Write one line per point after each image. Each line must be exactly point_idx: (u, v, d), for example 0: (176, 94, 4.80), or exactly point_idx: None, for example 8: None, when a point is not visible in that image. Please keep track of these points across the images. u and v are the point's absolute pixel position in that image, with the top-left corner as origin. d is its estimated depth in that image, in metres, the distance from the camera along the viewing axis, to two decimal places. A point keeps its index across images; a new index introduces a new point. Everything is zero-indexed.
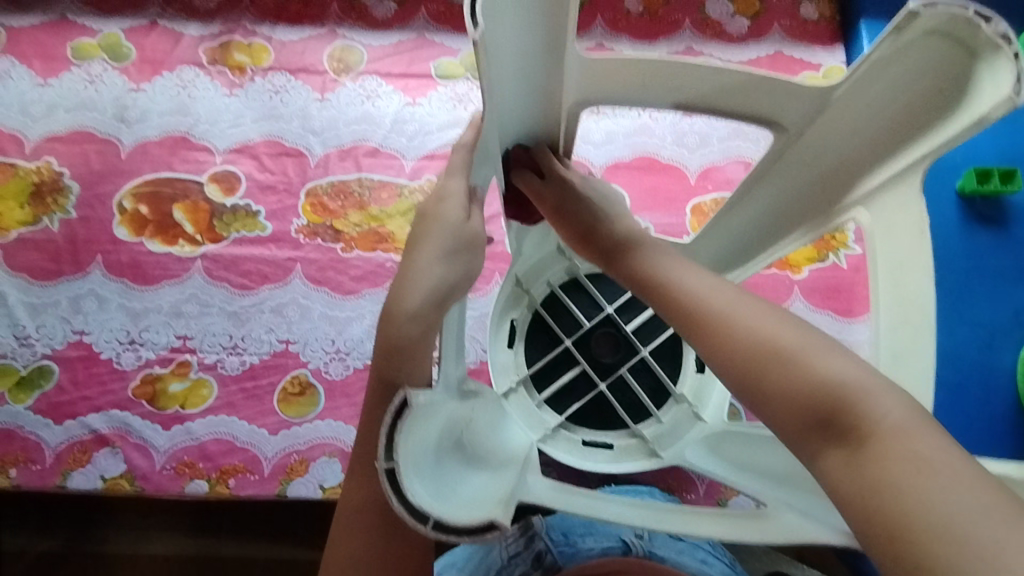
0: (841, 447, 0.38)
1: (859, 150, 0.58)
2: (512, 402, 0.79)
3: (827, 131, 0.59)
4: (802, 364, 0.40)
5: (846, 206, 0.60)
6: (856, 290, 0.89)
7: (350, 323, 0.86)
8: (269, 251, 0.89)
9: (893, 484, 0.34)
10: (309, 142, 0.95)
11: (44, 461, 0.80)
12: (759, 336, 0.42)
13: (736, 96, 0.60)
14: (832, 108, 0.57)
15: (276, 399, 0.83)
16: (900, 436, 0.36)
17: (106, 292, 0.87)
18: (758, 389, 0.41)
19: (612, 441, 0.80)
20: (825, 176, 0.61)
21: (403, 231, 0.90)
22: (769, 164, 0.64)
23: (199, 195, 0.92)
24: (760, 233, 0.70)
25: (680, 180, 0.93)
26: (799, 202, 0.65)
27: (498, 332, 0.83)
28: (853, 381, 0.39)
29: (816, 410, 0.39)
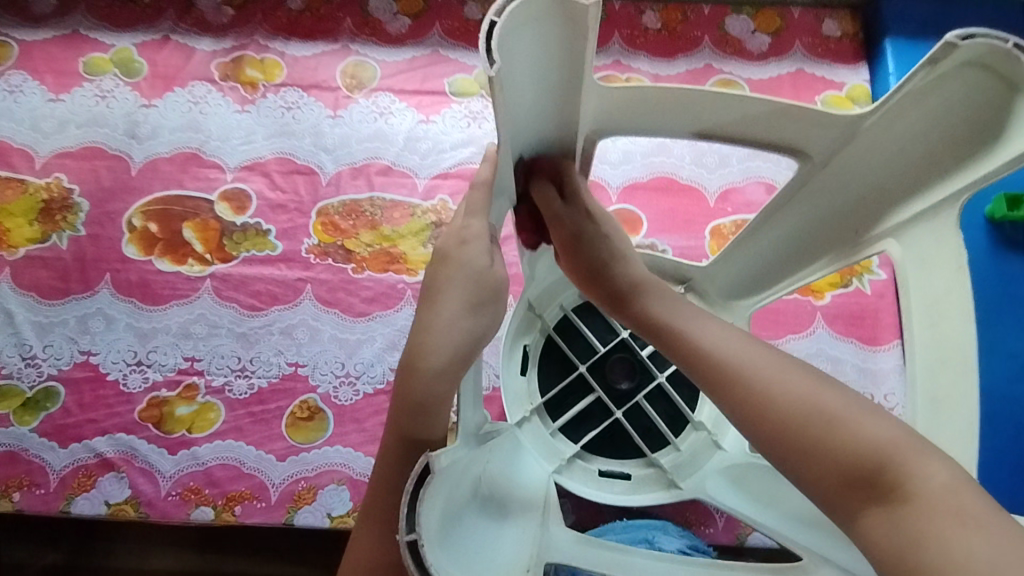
0: (880, 506, 0.37)
1: (890, 180, 0.53)
2: (525, 432, 0.75)
3: (855, 158, 0.54)
4: (837, 424, 0.40)
5: (873, 237, 0.55)
6: (880, 317, 0.86)
7: (360, 346, 0.85)
8: (279, 271, 0.88)
9: (940, 540, 0.34)
10: (320, 159, 0.93)
11: (48, 485, 0.79)
12: (795, 395, 0.42)
13: (758, 125, 0.55)
14: (862, 134, 0.52)
15: (284, 424, 0.81)
16: (943, 492, 0.36)
17: (114, 312, 0.86)
18: (795, 448, 0.41)
19: (629, 471, 0.77)
20: (851, 205, 0.57)
21: (415, 252, 0.89)
22: (792, 191, 0.60)
23: (209, 214, 0.90)
24: (781, 259, 0.66)
25: (699, 202, 0.91)
26: (822, 231, 0.60)
27: (510, 357, 0.80)
28: (891, 441, 0.38)
29: (854, 469, 0.38)
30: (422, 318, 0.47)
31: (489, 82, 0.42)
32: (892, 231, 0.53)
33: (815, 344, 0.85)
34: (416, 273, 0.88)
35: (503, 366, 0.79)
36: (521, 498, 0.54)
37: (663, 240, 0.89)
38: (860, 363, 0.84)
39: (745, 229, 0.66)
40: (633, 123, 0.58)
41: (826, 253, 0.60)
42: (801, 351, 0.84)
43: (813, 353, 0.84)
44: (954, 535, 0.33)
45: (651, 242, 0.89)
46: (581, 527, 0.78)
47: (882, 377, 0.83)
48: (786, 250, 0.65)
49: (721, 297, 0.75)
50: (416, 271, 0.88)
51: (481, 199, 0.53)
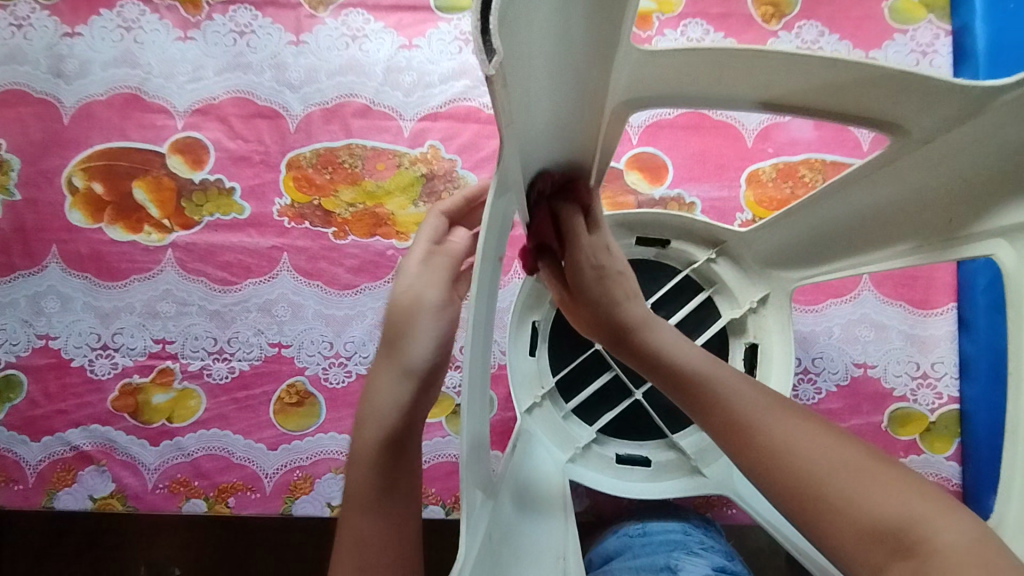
0: (908, 563, 0.35)
1: (994, 178, 0.45)
2: (535, 419, 0.68)
3: (951, 148, 0.46)
4: (852, 485, 0.38)
5: (974, 236, 0.47)
6: (935, 276, 0.75)
7: (349, 322, 0.76)
8: (250, 238, 0.76)
9: None
10: (285, 99, 0.78)
11: (26, 481, 0.73)
12: (807, 453, 0.40)
13: (837, 96, 0.46)
14: (976, 119, 0.43)
15: (272, 410, 0.74)
16: (968, 546, 0.35)
17: (68, 290, 0.76)
18: (812, 506, 0.39)
19: (649, 455, 0.71)
20: (943, 195, 0.48)
21: (404, 212, 0.77)
22: (873, 167, 0.51)
23: (161, 170, 0.77)
24: (848, 233, 0.58)
25: (734, 142, 0.77)
26: (892, 217, 0.53)
27: (519, 335, 0.72)
28: (908, 507, 0.37)
29: (877, 535, 0.37)
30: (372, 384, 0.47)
31: (489, 80, 0.32)
32: (1003, 233, 0.45)
33: (859, 309, 0.75)
34: (407, 238, 0.76)
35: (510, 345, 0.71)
36: (541, 540, 0.52)
37: (691, 191, 0.76)
38: (907, 330, 0.75)
39: (810, 198, 0.58)
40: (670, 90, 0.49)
41: (896, 239, 0.54)
42: (842, 319, 0.75)
43: (855, 320, 0.75)
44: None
45: (677, 194, 0.76)
46: (596, 510, 0.74)
47: (932, 344, 0.74)
48: (842, 229, 0.58)
49: (756, 263, 0.68)
50: (407, 235, 0.76)
51: (445, 273, 0.49)
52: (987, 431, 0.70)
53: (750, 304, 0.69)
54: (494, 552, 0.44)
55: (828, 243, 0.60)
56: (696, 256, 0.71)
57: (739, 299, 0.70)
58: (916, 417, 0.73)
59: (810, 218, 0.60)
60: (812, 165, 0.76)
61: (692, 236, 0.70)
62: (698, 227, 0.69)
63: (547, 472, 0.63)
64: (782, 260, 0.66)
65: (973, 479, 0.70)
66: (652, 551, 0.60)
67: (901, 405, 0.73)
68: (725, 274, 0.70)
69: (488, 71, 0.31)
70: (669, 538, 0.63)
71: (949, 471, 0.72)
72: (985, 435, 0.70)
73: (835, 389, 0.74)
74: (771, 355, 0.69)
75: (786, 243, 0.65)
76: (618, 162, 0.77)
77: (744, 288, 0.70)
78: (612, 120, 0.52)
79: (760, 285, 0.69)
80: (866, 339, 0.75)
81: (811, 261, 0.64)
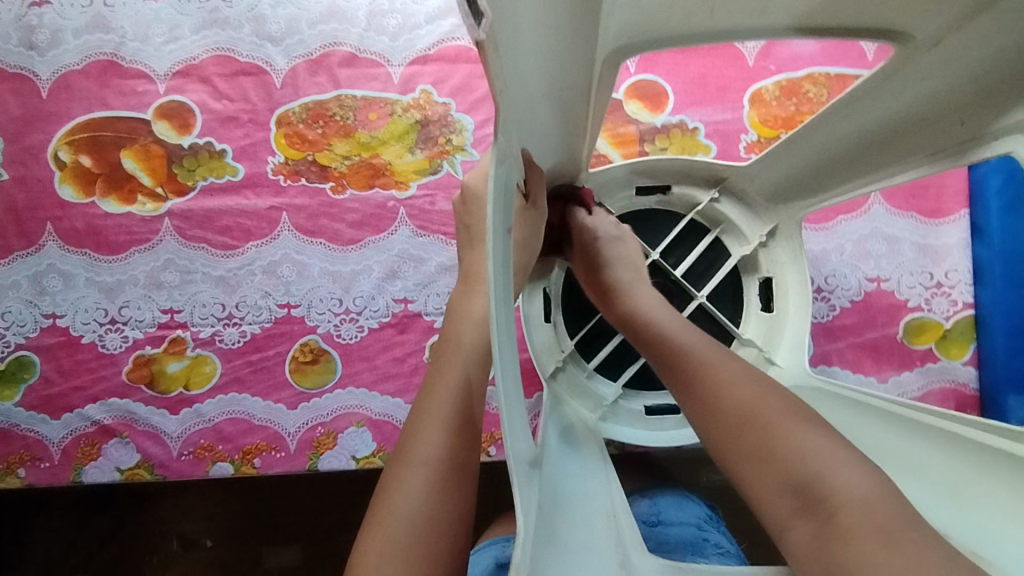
0: (814, 518, 0.41)
1: (1002, 75, 0.43)
2: (560, 384, 0.68)
3: (957, 49, 0.44)
4: (778, 440, 0.44)
5: (993, 133, 0.45)
6: (946, 184, 0.74)
7: (356, 277, 0.75)
8: (248, 200, 0.75)
9: (856, 561, 0.38)
10: (268, 53, 0.76)
11: (52, 458, 0.73)
12: (742, 407, 0.47)
13: (839, 8, 0.44)
14: (986, 13, 0.41)
15: (288, 370, 0.74)
16: (865, 502, 0.40)
17: (69, 267, 0.75)
18: (736, 456, 0.46)
19: (676, 402, 0.71)
20: (945, 102, 0.47)
21: (402, 160, 0.75)
22: (873, 82, 0.50)
23: (148, 137, 0.75)
24: (847, 158, 0.57)
25: (735, 61, 0.74)
26: (900, 130, 0.51)
27: (532, 304, 0.71)
28: (817, 462, 0.42)
29: (791, 492, 0.42)
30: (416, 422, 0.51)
31: (479, 46, 0.29)
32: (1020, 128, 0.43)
33: (870, 224, 0.74)
34: (406, 187, 0.75)
35: (525, 314, 0.69)
36: (590, 501, 0.50)
37: (694, 116, 0.74)
38: (918, 240, 0.74)
39: (802, 130, 0.58)
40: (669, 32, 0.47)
41: (908, 157, 0.52)
42: (853, 234, 0.74)
43: (867, 235, 0.74)
44: (876, 554, 0.37)
45: (679, 120, 0.74)
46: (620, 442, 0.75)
47: (946, 251, 0.74)
48: (844, 151, 0.56)
49: (762, 198, 0.68)
50: (407, 185, 0.75)
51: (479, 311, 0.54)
52: (1004, 333, 0.71)
53: (759, 238, 0.68)
54: (549, 518, 0.42)
55: (828, 171, 0.59)
56: (698, 197, 0.70)
57: (747, 234, 0.69)
58: (931, 325, 0.73)
59: (811, 147, 0.58)
60: (815, 80, 0.73)
61: (691, 177, 0.69)
62: (697, 168, 0.68)
63: (580, 440, 0.61)
64: (787, 193, 0.65)
65: (990, 381, 0.71)
66: (669, 547, 0.62)
67: (916, 314, 0.73)
68: (730, 212, 0.69)
69: (477, 36, 0.29)
70: (687, 534, 0.64)
71: (966, 376, 0.72)
72: (1002, 337, 0.71)
73: (849, 305, 0.74)
74: (785, 286, 0.68)
75: (788, 175, 0.63)
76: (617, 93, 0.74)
77: (751, 223, 0.69)
78: (605, 68, 0.50)
79: (767, 219, 0.68)
80: (879, 253, 0.74)
81: (818, 189, 0.62)
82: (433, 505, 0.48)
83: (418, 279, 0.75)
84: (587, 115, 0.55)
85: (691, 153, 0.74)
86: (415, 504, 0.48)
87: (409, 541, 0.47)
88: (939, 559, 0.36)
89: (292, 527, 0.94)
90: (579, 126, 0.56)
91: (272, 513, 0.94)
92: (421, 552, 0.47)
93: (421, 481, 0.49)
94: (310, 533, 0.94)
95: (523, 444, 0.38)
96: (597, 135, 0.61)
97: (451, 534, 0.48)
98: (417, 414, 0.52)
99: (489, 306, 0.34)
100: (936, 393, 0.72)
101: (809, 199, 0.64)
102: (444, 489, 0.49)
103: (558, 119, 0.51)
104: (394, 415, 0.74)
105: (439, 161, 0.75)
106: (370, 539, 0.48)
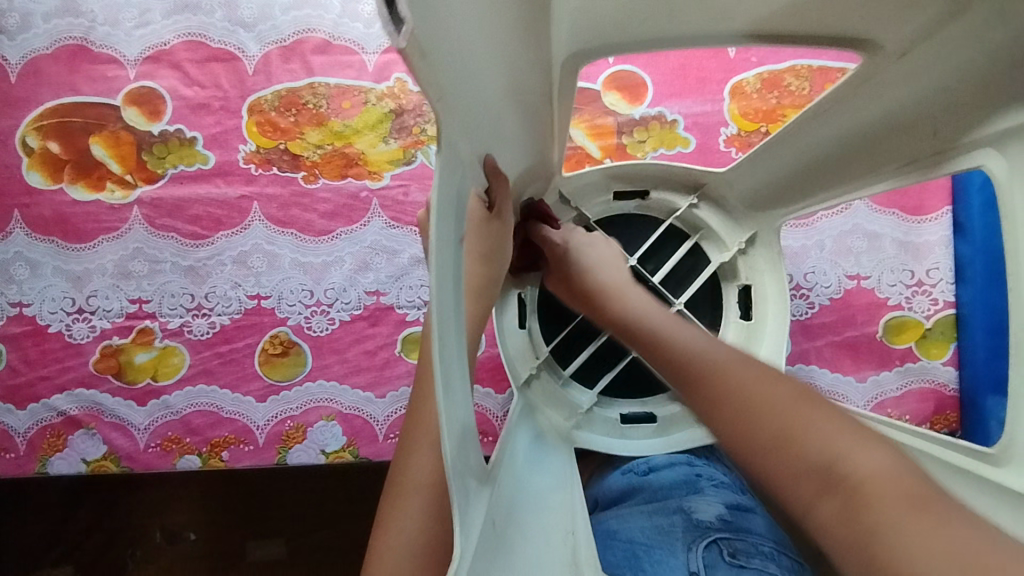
0: (842, 496, 0.39)
1: (973, 89, 0.41)
2: (534, 391, 0.66)
3: (927, 59, 0.43)
4: (792, 422, 0.43)
5: (964, 145, 0.44)
6: (930, 180, 0.73)
7: (328, 269, 0.74)
8: (218, 189, 0.74)
9: (892, 534, 0.36)
10: (240, 39, 0.74)
11: (17, 449, 0.72)
12: (753, 392, 0.45)
13: (807, 14, 0.42)
14: (960, 20, 0.40)
15: (258, 362, 0.73)
16: (887, 475, 0.38)
17: (36, 256, 0.74)
18: (754, 444, 0.44)
19: (653, 412, 0.69)
20: (918, 110, 0.45)
21: (375, 150, 0.74)
22: (850, 87, 0.48)
23: (118, 123, 0.74)
24: (822, 169, 0.54)
25: (716, 53, 0.73)
26: (874, 142, 0.49)
27: (505, 310, 0.68)
28: (833, 437, 0.41)
29: (815, 475, 0.40)
30: (407, 444, 0.48)
31: (401, 55, 0.27)
32: (992, 141, 0.42)
33: (851, 220, 0.73)
34: (380, 177, 0.74)
35: (498, 321, 0.67)
36: (548, 515, 0.47)
37: (673, 108, 0.73)
38: (901, 238, 0.73)
39: (782, 134, 0.55)
40: (636, 30, 0.45)
41: (878, 168, 0.50)
42: (833, 231, 0.73)
43: (847, 231, 0.73)
44: (905, 520, 0.36)
45: (658, 112, 0.73)
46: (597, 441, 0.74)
47: (928, 250, 0.72)
48: (822, 160, 0.54)
49: (741, 206, 0.66)
50: (380, 175, 0.74)
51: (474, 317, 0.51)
52: (985, 331, 0.70)
53: (739, 245, 0.66)
54: (497, 535, 0.39)
55: (804, 180, 0.57)
56: (677, 202, 0.68)
57: (727, 241, 0.67)
58: (911, 324, 0.72)
59: (789, 153, 0.56)
60: (798, 72, 0.72)
61: (671, 182, 0.67)
62: (677, 172, 0.66)
63: (547, 452, 0.59)
64: (766, 200, 0.63)
65: (969, 381, 0.70)
66: (663, 493, 0.61)
67: (896, 313, 0.72)
68: (710, 219, 0.67)
69: (398, 42, 0.26)
70: (677, 476, 0.63)
71: (946, 376, 0.71)
72: (982, 335, 0.70)
73: (828, 303, 0.73)
74: (765, 294, 0.67)
75: (767, 180, 0.61)
76: (595, 83, 0.73)
77: (731, 232, 0.67)
78: (572, 66, 0.49)
79: (747, 226, 0.67)
80: (859, 250, 0.73)
81: (794, 196, 0.60)
82: (428, 533, 0.44)
83: (390, 271, 0.74)
84: (551, 120, 0.53)
85: (670, 146, 0.73)
86: (409, 533, 0.45)
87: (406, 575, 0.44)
88: (964, 523, 0.35)
89: (270, 522, 0.93)
90: (546, 132, 0.54)
91: (251, 507, 0.92)
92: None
93: (415, 507, 0.45)
94: (292, 527, 0.93)
95: (461, 456, 0.35)
96: (565, 142, 0.61)
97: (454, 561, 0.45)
98: (407, 440, 0.49)
99: (433, 338, 0.32)
100: (915, 394, 0.71)
101: (786, 208, 0.62)
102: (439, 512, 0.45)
103: (525, 129, 0.48)
104: (364, 409, 0.72)
105: (413, 151, 0.74)
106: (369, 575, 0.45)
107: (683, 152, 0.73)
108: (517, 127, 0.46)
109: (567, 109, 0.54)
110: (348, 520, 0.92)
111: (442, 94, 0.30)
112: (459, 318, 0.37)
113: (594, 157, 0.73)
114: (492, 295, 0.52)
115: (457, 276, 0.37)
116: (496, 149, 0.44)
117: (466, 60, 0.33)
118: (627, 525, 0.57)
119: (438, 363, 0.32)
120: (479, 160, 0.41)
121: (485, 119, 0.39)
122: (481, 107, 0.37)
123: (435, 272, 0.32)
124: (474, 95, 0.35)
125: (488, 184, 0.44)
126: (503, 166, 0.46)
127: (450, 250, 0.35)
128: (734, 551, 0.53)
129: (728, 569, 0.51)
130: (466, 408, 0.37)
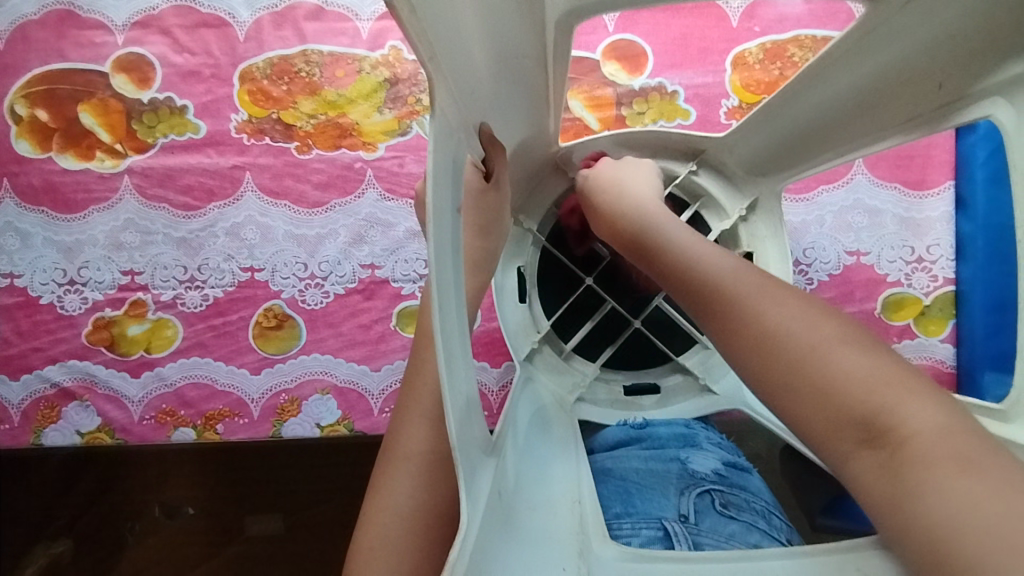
0: (881, 452, 0.34)
1: (979, 38, 0.39)
2: (536, 365, 0.65)
3: (926, 10, 0.40)
4: (822, 361, 0.37)
5: (973, 96, 0.42)
6: (932, 154, 0.72)
7: (321, 241, 0.73)
8: (209, 159, 0.73)
9: (936, 497, 0.31)
10: (231, 5, 0.73)
11: (12, 420, 0.71)
12: (779, 331, 0.39)
13: None
14: None
15: (251, 335, 0.72)
16: (931, 427, 0.33)
17: (26, 226, 0.72)
18: (775, 389, 0.39)
19: (656, 381, 0.69)
20: (925, 56, 0.43)
21: (370, 119, 0.73)
22: (849, 45, 0.46)
23: (106, 92, 0.73)
24: (828, 124, 0.53)
25: (717, 22, 0.71)
26: (882, 94, 0.48)
27: (506, 286, 0.67)
28: (864, 379, 0.35)
29: (853, 424, 0.35)
30: (398, 417, 0.48)
31: (391, 8, 0.25)
32: (1000, 91, 0.40)
33: (852, 195, 0.72)
34: (374, 148, 0.73)
35: (498, 295, 0.66)
36: (552, 485, 0.46)
37: (673, 79, 0.72)
38: (902, 213, 0.72)
39: (780, 96, 0.54)
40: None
41: (884, 127, 0.50)
42: (834, 206, 0.72)
43: (848, 206, 0.72)
44: (953, 482, 0.30)
45: (658, 84, 0.72)
46: None
47: (929, 225, 0.72)
48: (830, 117, 0.53)
49: (741, 170, 0.65)
50: (375, 146, 0.73)
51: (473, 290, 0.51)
52: (984, 308, 0.69)
53: (739, 212, 0.66)
54: (507, 508, 0.38)
55: (809, 138, 0.56)
56: (675, 170, 0.67)
57: (727, 209, 0.67)
58: (911, 301, 0.71)
59: (793, 112, 0.55)
60: (801, 43, 0.70)
61: (668, 149, 0.67)
62: (675, 139, 0.65)
63: (551, 423, 0.57)
64: (765, 165, 0.63)
65: (968, 359, 0.69)
66: (661, 442, 0.60)
67: (896, 290, 0.71)
68: (709, 185, 0.67)
69: None
70: (675, 431, 0.61)
71: (944, 353, 0.70)
72: (982, 313, 0.69)
73: (827, 279, 0.72)
74: (767, 260, 0.66)
75: (767, 143, 0.60)
76: (593, 53, 0.72)
77: (732, 199, 0.67)
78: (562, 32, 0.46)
79: (747, 193, 0.66)
80: (860, 225, 0.72)
81: (799, 158, 0.59)
82: (421, 499, 0.44)
83: (385, 244, 0.73)
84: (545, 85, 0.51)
85: (670, 118, 0.71)
86: (400, 498, 0.44)
87: (398, 536, 0.43)
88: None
89: (265, 496, 0.93)
90: (541, 97, 0.52)
91: (248, 482, 0.92)
92: (409, 544, 0.43)
93: (407, 475, 0.45)
94: (289, 503, 0.93)
95: (469, 430, 0.34)
96: (562, 111, 0.59)
97: (455, 524, 0.44)
98: (401, 409, 0.48)
99: (433, 303, 0.30)
100: None
101: (786, 170, 0.61)
102: (431, 480, 0.44)
103: (519, 94, 0.47)
104: (359, 383, 0.72)
105: (408, 122, 0.73)
106: (362, 542, 0.44)
107: (683, 124, 0.71)
108: (509, 93, 0.45)
109: (564, 78, 0.53)
110: (342, 494, 0.91)
111: (433, 52, 0.29)
112: (460, 292, 0.36)
113: (592, 129, 0.72)
114: (491, 269, 0.52)
115: (456, 249, 0.35)
116: (490, 117, 0.43)
117: (457, 9, 0.32)
118: (622, 465, 0.56)
119: (440, 334, 0.31)
120: (473, 127, 0.39)
121: (477, 78, 0.38)
122: (469, 67, 0.36)
123: (433, 239, 0.30)
124: (465, 54, 0.35)
125: (484, 154, 0.43)
126: (497, 131, 0.45)
127: (447, 220, 0.33)
128: (726, 502, 0.53)
129: (719, 516, 0.51)
130: (470, 376, 0.36)
